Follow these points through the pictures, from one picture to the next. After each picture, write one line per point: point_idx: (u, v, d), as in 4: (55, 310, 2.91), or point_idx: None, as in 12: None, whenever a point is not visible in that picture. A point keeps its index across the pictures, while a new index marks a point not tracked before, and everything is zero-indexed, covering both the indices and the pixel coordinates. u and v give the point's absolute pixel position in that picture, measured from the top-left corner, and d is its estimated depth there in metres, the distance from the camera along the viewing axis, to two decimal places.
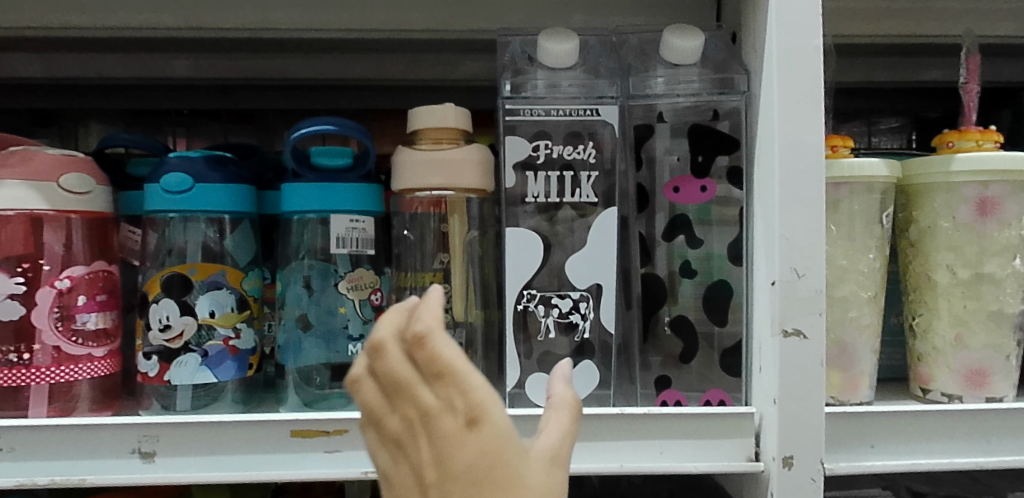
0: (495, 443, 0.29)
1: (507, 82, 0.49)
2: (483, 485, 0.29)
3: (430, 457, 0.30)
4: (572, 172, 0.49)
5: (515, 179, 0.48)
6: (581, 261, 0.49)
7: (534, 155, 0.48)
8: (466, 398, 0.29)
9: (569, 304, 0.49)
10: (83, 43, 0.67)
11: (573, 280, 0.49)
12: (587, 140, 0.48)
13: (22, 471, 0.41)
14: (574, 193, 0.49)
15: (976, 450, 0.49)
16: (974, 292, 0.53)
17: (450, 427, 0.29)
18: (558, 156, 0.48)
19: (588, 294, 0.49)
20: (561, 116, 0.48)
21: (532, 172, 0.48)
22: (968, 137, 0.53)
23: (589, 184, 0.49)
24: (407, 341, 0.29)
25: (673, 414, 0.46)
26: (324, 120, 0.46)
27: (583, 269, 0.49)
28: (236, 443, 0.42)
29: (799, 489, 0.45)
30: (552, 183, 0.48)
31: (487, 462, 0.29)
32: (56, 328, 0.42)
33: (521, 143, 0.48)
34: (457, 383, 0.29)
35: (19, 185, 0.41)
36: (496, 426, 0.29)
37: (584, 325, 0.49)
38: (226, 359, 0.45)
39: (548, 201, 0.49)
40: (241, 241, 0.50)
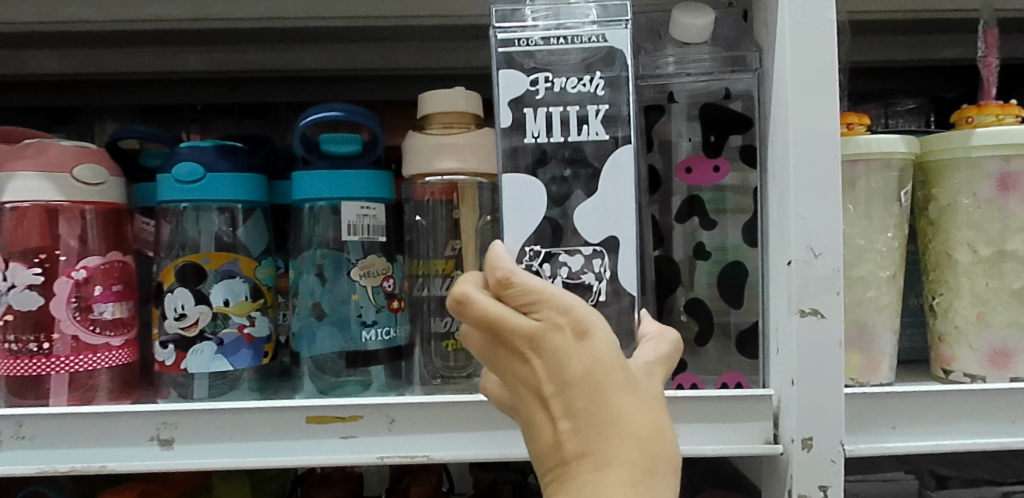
0: (605, 349, 0.33)
1: (505, 8, 0.39)
2: (604, 388, 0.33)
3: (546, 375, 0.33)
4: (577, 107, 0.39)
5: (511, 118, 0.39)
6: (592, 213, 0.39)
7: (532, 91, 0.39)
8: (568, 314, 0.33)
9: (578, 263, 0.39)
10: (98, 39, 0.68)
11: (584, 234, 0.39)
12: (595, 69, 0.39)
13: (43, 458, 0.41)
14: (580, 131, 0.39)
15: (999, 431, 0.49)
16: (996, 270, 0.52)
17: (562, 341, 0.33)
18: (561, 90, 0.39)
19: (602, 249, 0.39)
20: (560, 46, 0.39)
21: (529, 109, 0.39)
22: (988, 112, 0.52)
23: (598, 119, 0.39)
24: (503, 280, 0.34)
25: (692, 397, 0.46)
26: (333, 106, 0.46)
27: (595, 220, 0.39)
28: (255, 430, 0.42)
29: (820, 471, 0.44)
30: (555, 119, 0.39)
31: (601, 367, 0.33)
32: (75, 318, 0.43)
33: (518, 77, 0.39)
34: (557, 302, 0.33)
35: (34, 176, 0.42)
36: (601, 332, 0.33)
37: (599, 287, 0.39)
38: (241, 347, 0.45)
39: (552, 141, 0.39)
40: (254, 230, 0.50)
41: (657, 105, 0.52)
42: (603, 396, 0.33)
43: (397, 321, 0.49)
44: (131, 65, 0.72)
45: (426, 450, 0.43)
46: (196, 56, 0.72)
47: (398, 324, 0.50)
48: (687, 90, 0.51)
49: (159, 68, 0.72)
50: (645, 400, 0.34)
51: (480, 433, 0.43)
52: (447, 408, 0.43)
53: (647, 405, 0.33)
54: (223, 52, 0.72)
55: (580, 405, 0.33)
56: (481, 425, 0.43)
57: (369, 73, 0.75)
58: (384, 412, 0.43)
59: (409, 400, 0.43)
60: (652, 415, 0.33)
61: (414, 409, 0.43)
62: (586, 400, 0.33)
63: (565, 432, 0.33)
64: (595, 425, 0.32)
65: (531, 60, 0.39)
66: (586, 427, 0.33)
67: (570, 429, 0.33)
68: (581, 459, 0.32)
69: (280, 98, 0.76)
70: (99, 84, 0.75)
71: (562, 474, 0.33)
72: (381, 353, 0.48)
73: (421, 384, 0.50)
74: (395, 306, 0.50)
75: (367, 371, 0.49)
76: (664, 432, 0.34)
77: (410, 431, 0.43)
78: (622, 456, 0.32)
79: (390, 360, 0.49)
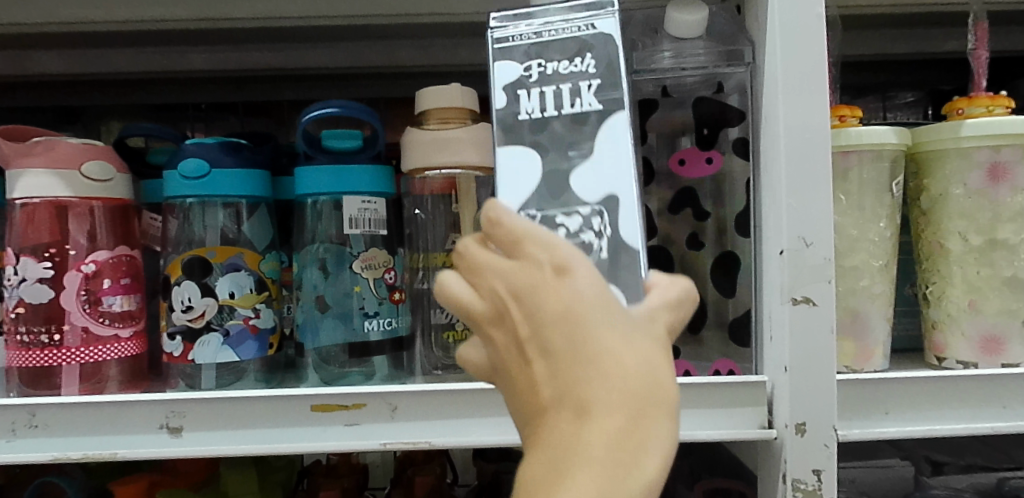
0: (590, 287, 0.27)
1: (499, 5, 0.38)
2: (586, 325, 0.27)
3: (520, 316, 0.28)
4: (570, 84, 0.34)
5: None
6: (589, 173, 0.33)
7: None
8: (550, 248, 0.28)
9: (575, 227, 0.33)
10: (104, 39, 0.70)
11: (580, 194, 0.33)
12: None
13: (57, 446, 0.42)
14: (574, 103, 0.34)
15: (990, 415, 0.50)
16: (987, 258, 0.53)
17: (540, 279, 0.27)
18: (553, 71, 0.35)
19: (603, 206, 0.33)
20: (552, 31, 0.35)
21: (521, 77, 0.36)
22: (978, 103, 0.53)
23: None
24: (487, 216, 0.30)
25: (687, 385, 0.47)
26: (332, 102, 0.47)
27: (594, 177, 0.33)
28: (262, 418, 0.43)
29: (813, 454, 0.46)
30: None
31: (583, 305, 0.27)
32: (84, 310, 0.44)
33: (510, 63, 0.35)
34: (539, 237, 0.28)
35: (44, 173, 0.43)
36: (586, 269, 0.28)
37: (601, 245, 0.32)
38: (247, 338, 0.47)
39: (545, 117, 0.34)
40: (259, 226, 0.51)
41: (652, 99, 0.54)
42: (585, 333, 0.27)
43: (398, 312, 0.51)
44: (136, 65, 0.73)
45: (427, 437, 0.44)
46: (201, 56, 0.73)
47: (400, 315, 0.51)
48: (682, 84, 0.53)
49: (163, 68, 0.73)
50: (641, 343, 0.28)
51: (481, 420, 0.44)
52: (449, 395, 0.44)
53: (641, 348, 0.27)
54: (226, 51, 0.73)
55: (557, 347, 0.27)
56: (482, 412, 0.44)
57: (371, 72, 0.76)
58: (386, 400, 0.44)
59: (411, 388, 0.44)
60: (649, 363, 0.27)
61: (416, 396, 0.44)
62: (566, 342, 0.27)
63: (541, 380, 0.28)
64: (574, 369, 0.27)
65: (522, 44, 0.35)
66: (562, 370, 0.27)
67: (544, 374, 0.27)
68: (558, 410, 0.27)
69: (283, 97, 0.77)
70: (104, 84, 0.76)
71: (536, 428, 0.28)
72: (385, 344, 0.50)
73: (422, 375, 0.51)
74: (396, 298, 0.51)
75: (371, 362, 0.50)
76: (663, 380, 0.28)
77: (412, 417, 0.44)
78: (606, 404, 0.27)
79: (393, 350, 0.50)
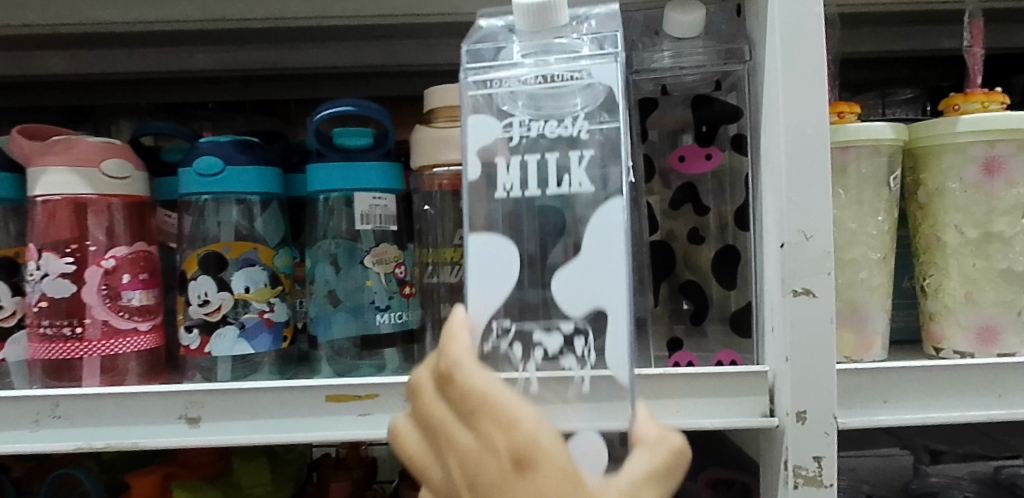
0: (541, 450, 0.31)
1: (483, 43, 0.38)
2: (535, 469, 0.30)
3: (471, 464, 0.32)
4: (558, 153, 0.36)
5: (479, 171, 0.36)
6: (573, 279, 0.35)
7: (506, 136, 0.36)
8: (506, 432, 0.31)
9: (558, 343, 0.36)
10: (112, 40, 0.71)
11: (564, 307, 0.35)
12: (581, 110, 0.36)
13: (79, 436, 0.43)
14: (561, 182, 0.35)
15: (986, 403, 0.51)
16: (983, 251, 0.54)
17: (497, 471, 0.31)
18: (538, 133, 0.36)
19: (584, 327, 0.35)
20: (540, 85, 0.36)
21: (501, 159, 0.36)
22: (973, 100, 0.55)
23: (580, 167, 0.35)
24: (448, 362, 0.33)
25: (690, 374, 0.48)
26: (345, 101, 0.48)
27: (577, 289, 0.35)
28: (278, 408, 0.45)
29: (813, 441, 0.47)
30: (530, 171, 0.36)
31: (531, 455, 0.31)
32: (105, 304, 0.45)
33: (488, 122, 0.36)
34: (497, 402, 0.31)
35: (63, 171, 0.44)
36: (537, 432, 0.31)
37: (579, 372, 0.35)
38: (261, 331, 0.48)
39: (524, 194, 0.36)
40: (271, 222, 0.53)
41: (651, 99, 0.55)
42: (532, 487, 0.30)
43: (408, 305, 0.52)
44: (145, 65, 0.74)
45: None
46: (206, 55, 0.74)
47: (410, 308, 0.52)
48: (681, 83, 0.54)
49: (172, 68, 0.75)
50: None
51: None
52: None
53: None
54: (230, 51, 0.74)
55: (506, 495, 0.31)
56: None
57: (377, 71, 0.77)
58: (399, 391, 0.45)
59: None
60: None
61: None
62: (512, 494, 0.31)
63: None
64: None
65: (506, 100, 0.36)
66: None
67: None
68: None
69: (290, 96, 0.78)
70: (113, 84, 0.78)
71: None
72: (395, 336, 0.51)
73: None
74: (406, 292, 0.52)
75: (381, 354, 0.51)
76: None
77: None
78: None
79: (403, 343, 0.52)
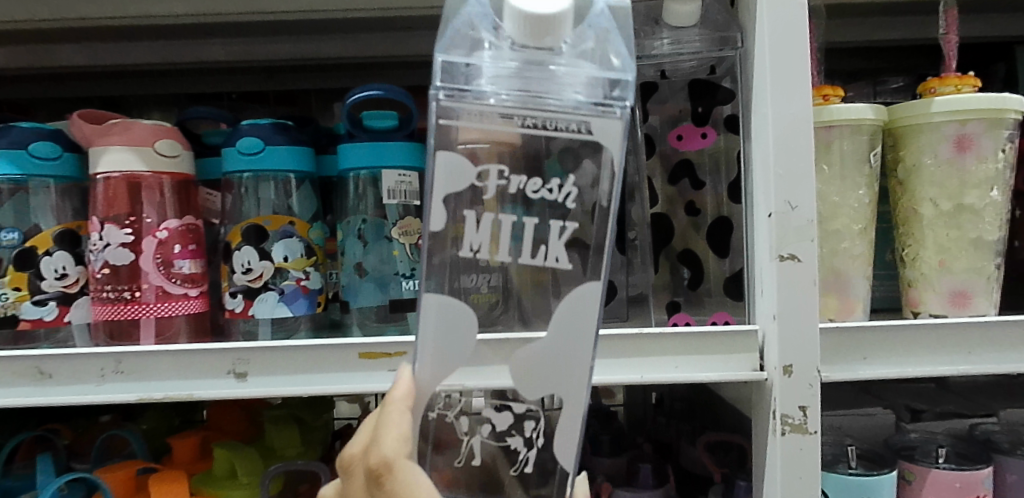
0: None
1: (461, 58, 0.37)
2: None
3: None
4: (536, 217, 0.37)
5: (445, 223, 0.36)
6: (536, 364, 0.39)
7: (480, 187, 0.36)
8: None
9: (508, 421, 0.41)
10: (141, 32, 0.75)
11: (523, 390, 0.39)
12: (567, 173, 0.37)
13: (139, 389, 0.48)
14: (537, 253, 0.37)
15: (955, 359, 0.56)
16: (955, 222, 0.60)
17: None
18: (519, 191, 0.37)
19: (535, 411, 0.40)
20: (526, 129, 0.36)
21: (471, 217, 0.36)
22: (949, 83, 0.59)
23: (559, 241, 0.37)
24: (378, 466, 0.35)
25: (686, 333, 0.53)
26: (374, 86, 0.53)
27: (539, 377, 0.39)
28: (316, 364, 0.50)
29: (799, 392, 0.52)
30: (502, 233, 0.36)
31: None
32: (159, 271, 0.50)
33: (460, 166, 0.36)
34: None
35: (122, 149, 0.49)
36: None
37: (525, 452, 0.41)
38: (299, 297, 0.53)
39: (491, 258, 0.37)
40: (305, 200, 0.57)
41: (652, 82, 0.61)
42: None
43: None
44: (171, 56, 0.79)
45: None
46: (220, 46, 0.79)
47: None
48: (679, 68, 0.60)
49: (197, 60, 0.79)
50: None
51: None
52: None
53: None
54: (244, 42, 0.78)
55: None
56: None
57: (394, 61, 0.81)
58: None
59: None
60: None
61: None
62: None
63: None
64: None
65: (488, 150, 0.36)
66: None
67: None
68: None
69: (310, 86, 0.83)
70: (143, 75, 0.82)
71: None
72: (418, 302, 0.55)
73: None
74: None
75: (405, 319, 0.55)
76: None
77: None
78: None
79: None
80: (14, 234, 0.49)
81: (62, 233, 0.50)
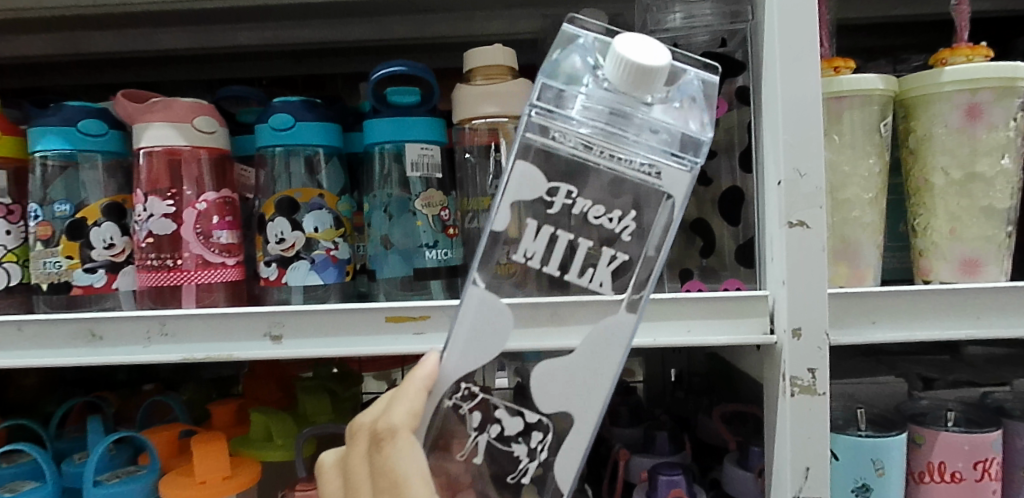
0: None
1: (561, 85, 0.42)
2: None
3: None
4: (592, 242, 0.42)
5: (506, 221, 0.42)
6: (558, 376, 0.43)
7: (547, 202, 0.41)
8: None
9: (517, 426, 0.44)
10: (172, 19, 0.78)
11: (540, 403, 0.43)
12: (628, 209, 0.42)
13: (182, 349, 0.52)
14: (584, 273, 0.43)
15: (964, 324, 0.57)
16: (966, 190, 0.61)
17: None
18: (581, 214, 0.41)
19: (546, 425, 0.43)
20: (601, 159, 0.42)
21: (532, 227, 0.41)
22: (959, 53, 0.60)
23: (605, 268, 0.43)
24: (382, 430, 0.40)
25: (698, 298, 0.55)
26: (398, 63, 0.55)
27: (564, 391, 0.43)
28: (346, 327, 0.52)
29: (808, 355, 0.53)
30: (554, 247, 0.42)
31: None
32: (199, 240, 0.53)
33: (535, 180, 0.42)
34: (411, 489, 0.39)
35: (163, 126, 0.52)
36: None
37: (526, 461, 0.44)
38: (329, 266, 0.56)
39: (542, 267, 0.42)
40: (332, 175, 0.60)
41: None
42: None
43: (452, 244, 0.58)
44: (201, 43, 0.82)
45: None
46: (248, 32, 0.81)
47: (454, 247, 0.59)
48: (691, 42, 0.63)
49: (226, 46, 0.82)
50: None
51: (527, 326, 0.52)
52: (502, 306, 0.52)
53: None
54: (271, 29, 0.81)
55: None
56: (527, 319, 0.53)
57: (415, 43, 0.84)
58: (447, 312, 0.52)
59: None
60: None
61: None
62: None
63: None
64: None
65: (558, 165, 0.42)
66: None
67: None
68: None
69: (337, 70, 0.87)
70: (177, 62, 0.86)
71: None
72: (440, 271, 0.57)
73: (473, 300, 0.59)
74: (450, 233, 0.59)
75: (427, 287, 0.57)
76: None
77: None
78: None
79: (448, 277, 0.58)
80: (66, 206, 0.54)
81: (109, 205, 0.55)
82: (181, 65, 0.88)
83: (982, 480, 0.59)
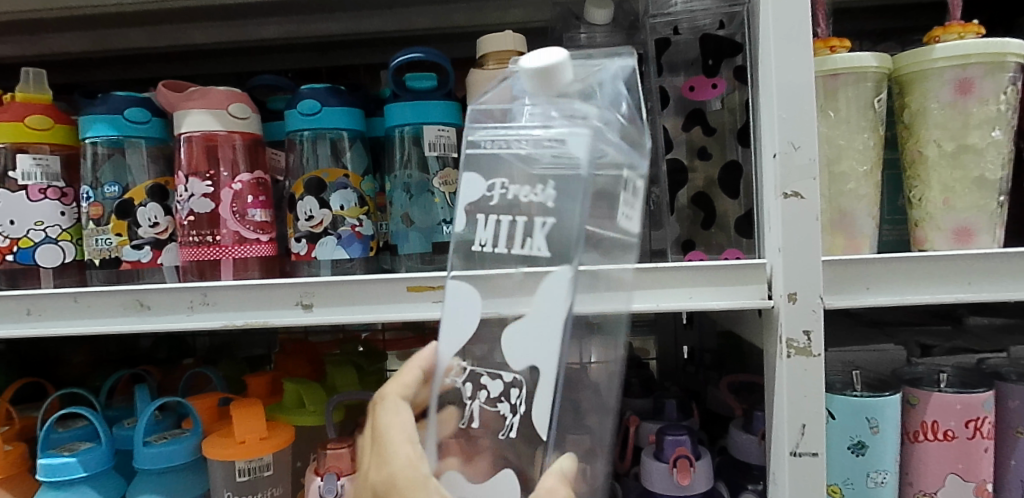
0: (402, 473, 0.45)
1: (496, 111, 0.49)
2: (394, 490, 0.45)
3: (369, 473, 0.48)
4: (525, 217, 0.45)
5: (466, 223, 0.47)
6: (517, 333, 0.44)
7: (488, 196, 0.46)
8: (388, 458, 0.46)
9: (499, 389, 0.45)
10: (203, 15, 0.83)
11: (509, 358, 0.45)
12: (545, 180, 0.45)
13: (222, 317, 0.56)
14: (524, 244, 0.45)
15: (957, 288, 0.59)
16: (958, 161, 0.63)
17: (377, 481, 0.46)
18: (514, 198, 0.45)
19: (521, 379, 0.44)
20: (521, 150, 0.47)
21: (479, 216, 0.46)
22: (951, 31, 0.63)
23: (540, 235, 0.45)
24: (377, 399, 0.49)
25: (702, 267, 0.58)
26: (416, 50, 0.60)
27: (520, 343, 0.44)
28: (369, 296, 0.56)
29: (804, 319, 0.56)
30: (498, 230, 0.46)
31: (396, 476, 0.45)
32: (235, 218, 0.58)
33: (475, 180, 0.47)
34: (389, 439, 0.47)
35: (201, 112, 0.58)
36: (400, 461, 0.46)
37: (511, 419, 0.45)
38: (354, 241, 0.60)
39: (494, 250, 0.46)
40: (357, 159, 0.64)
41: (664, 37, 0.67)
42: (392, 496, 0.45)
43: None
44: (230, 37, 0.87)
45: None
46: (275, 26, 0.86)
47: None
48: (691, 24, 0.66)
49: (255, 39, 0.87)
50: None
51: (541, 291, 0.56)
52: None
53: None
54: (296, 23, 0.85)
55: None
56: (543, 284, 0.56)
57: (432, 34, 0.88)
58: None
59: None
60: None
61: None
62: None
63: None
64: None
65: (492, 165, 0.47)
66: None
67: None
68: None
69: (358, 61, 0.91)
70: (208, 55, 0.91)
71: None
72: None
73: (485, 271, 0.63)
74: None
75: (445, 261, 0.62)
76: None
77: None
78: None
79: None
80: (115, 188, 0.59)
81: (154, 187, 0.60)
82: (211, 59, 0.92)
83: (974, 438, 0.62)
